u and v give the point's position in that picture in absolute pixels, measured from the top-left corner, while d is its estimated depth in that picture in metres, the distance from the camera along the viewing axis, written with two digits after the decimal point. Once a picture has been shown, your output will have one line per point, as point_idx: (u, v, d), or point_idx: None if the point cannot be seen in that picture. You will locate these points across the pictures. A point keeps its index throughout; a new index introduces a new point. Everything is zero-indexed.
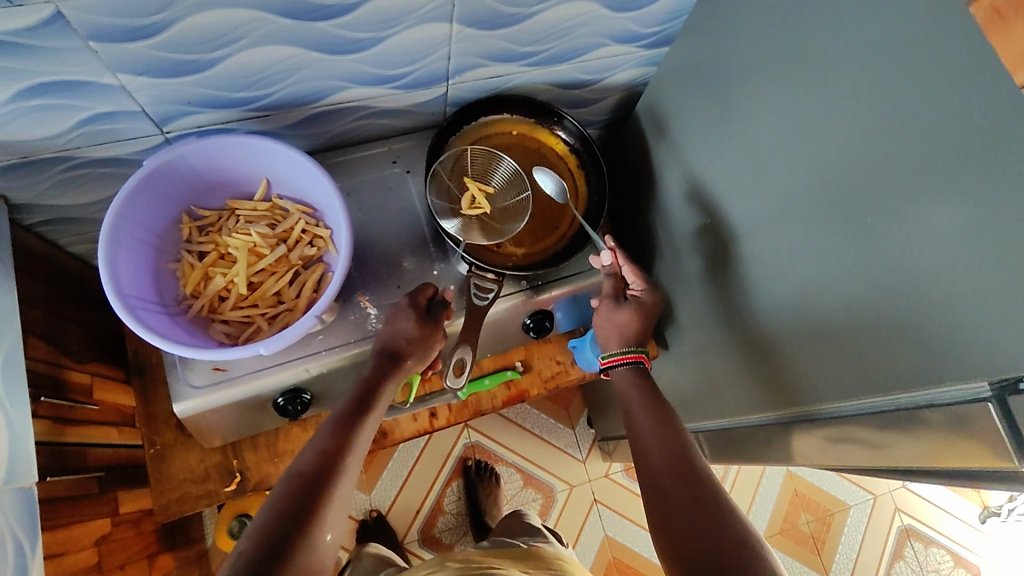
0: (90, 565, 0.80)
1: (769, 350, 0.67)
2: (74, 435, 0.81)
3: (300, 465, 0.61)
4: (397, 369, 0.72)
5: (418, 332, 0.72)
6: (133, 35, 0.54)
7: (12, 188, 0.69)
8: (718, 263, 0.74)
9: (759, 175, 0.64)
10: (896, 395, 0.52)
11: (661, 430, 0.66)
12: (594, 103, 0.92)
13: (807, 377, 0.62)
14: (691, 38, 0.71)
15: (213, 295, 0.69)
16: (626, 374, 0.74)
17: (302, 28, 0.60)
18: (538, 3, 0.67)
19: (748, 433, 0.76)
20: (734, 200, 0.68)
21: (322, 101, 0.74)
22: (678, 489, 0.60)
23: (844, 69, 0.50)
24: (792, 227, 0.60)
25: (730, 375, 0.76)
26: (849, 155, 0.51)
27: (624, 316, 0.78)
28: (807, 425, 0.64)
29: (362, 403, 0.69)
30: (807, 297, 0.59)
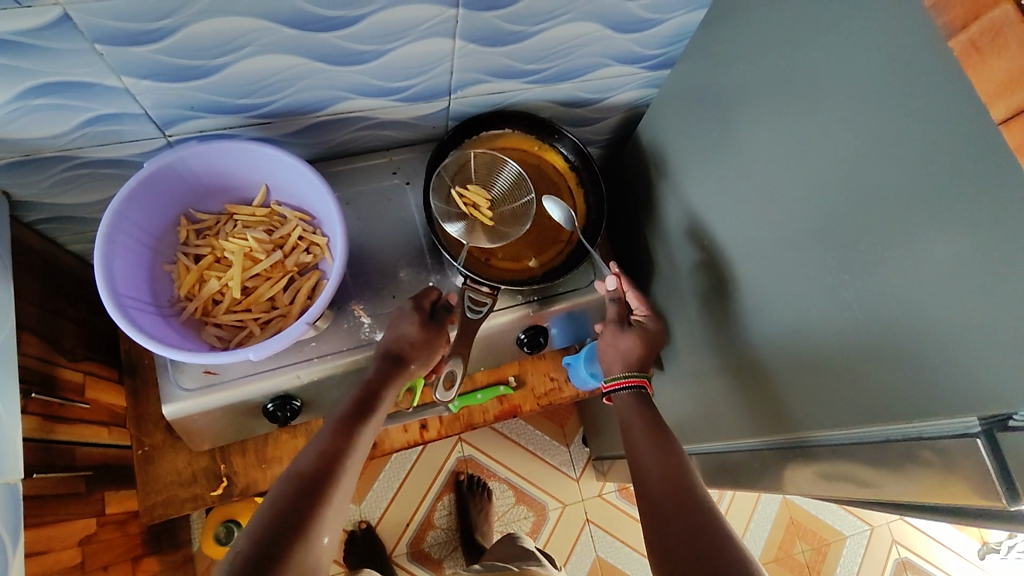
0: (73, 566, 0.80)
1: (762, 375, 0.67)
2: (63, 432, 0.81)
3: (299, 467, 0.61)
4: (401, 372, 0.72)
5: (420, 336, 0.73)
6: (139, 40, 0.55)
7: (13, 185, 0.70)
8: (715, 285, 0.74)
9: (753, 199, 0.64)
10: (885, 426, 0.52)
11: (661, 454, 0.66)
12: (596, 122, 0.93)
13: (798, 403, 0.61)
14: (689, 63, 0.72)
15: (207, 298, 0.69)
16: (628, 401, 0.74)
17: (306, 39, 0.61)
18: (541, 21, 0.68)
19: (742, 458, 0.75)
20: (729, 223, 0.69)
21: (324, 111, 0.74)
22: (676, 513, 0.59)
23: (835, 96, 0.50)
24: (783, 253, 0.60)
25: (724, 399, 0.76)
26: (841, 181, 0.51)
27: (625, 341, 0.78)
28: (797, 453, 0.64)
29: (363, 406, 0.68)
30: (801, 323, 0.59)
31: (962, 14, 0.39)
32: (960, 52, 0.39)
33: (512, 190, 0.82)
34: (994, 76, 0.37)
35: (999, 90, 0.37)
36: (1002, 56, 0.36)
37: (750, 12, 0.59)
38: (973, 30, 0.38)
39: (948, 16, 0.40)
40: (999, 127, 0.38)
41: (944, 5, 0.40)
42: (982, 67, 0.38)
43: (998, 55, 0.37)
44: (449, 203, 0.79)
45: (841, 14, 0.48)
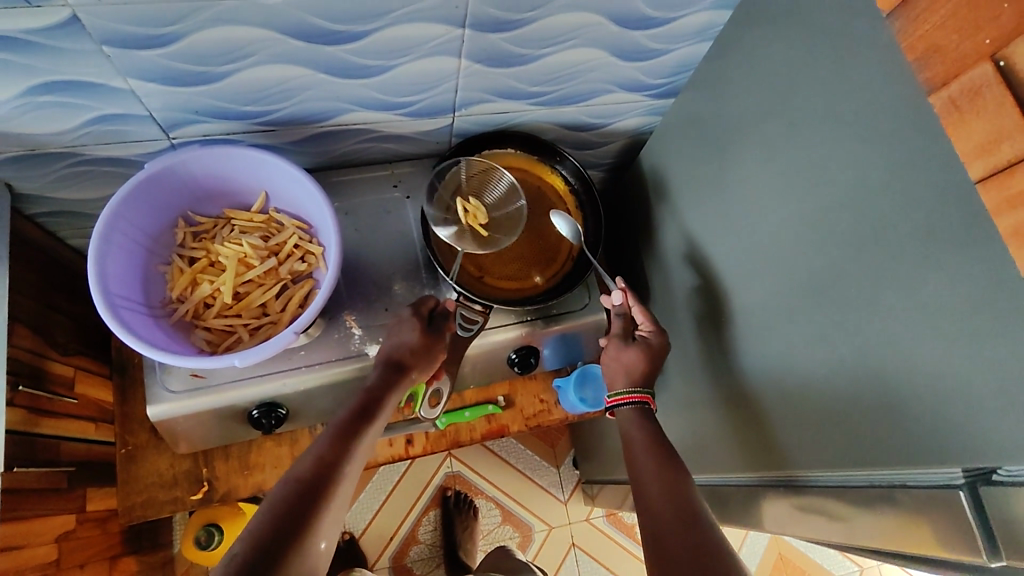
0: (47, 562, 0.79)
1: (752, 409, 0.66)
2: (48, 426, 0.81)
3: (296, 472, 0.60)
4: (401, 379, 0.71)
5: (421, 344, 0.72)
6: (146, 44, 0.56)
7: (18, 178, 0.72)
8: (708, 315, 0.74)
9: (747, 232, 0.64)
10: (871, 471, 0.51)
11: (661, 468, 0.64)
12: (599, 146, 0.94)
13: (787, 440, 0.61)
14: (691, 95, 0.73)
15: (199, 301, 0.69)
16: (630, 415, 0.72)
17: (314, 51, 0.62)
18: (547, 45, 0.68)
19: (730, 493, 0.74)
20: (725, 255, 0.69)
21: (328, 122, 0.75)
22: (677, 532, 0.58)
23: (821, 136, 0.51)
24: (775, 291, 0.60)
25: (714, 433, 0.75)
26: (830, 221, 0.51)
27: (630, 356, 0.75)
28: (782, 490, 0.63)
29: (364, 412, 0.68)
30: (790, 360, 0.59)
31: (942, 71, 0.40)
32: (940, 109, 0.40)
33: (506, 199, 0.82)
34: (973, 137, 0.38)
35: (978, 150, 0.38)
36: (980, 117, 0.37)
37: (747, 50, 0.60)
38: (953, 88, 0.39)
39: (929, 73, 0.41)
40: (978, 185, 0.38)
41: (926, 60, 0.41)
42: (960, 125, 0.39)
43: (977, 115, 0.38)
44: (448, 213, 0.79)
45: (831, 57, 0.49)
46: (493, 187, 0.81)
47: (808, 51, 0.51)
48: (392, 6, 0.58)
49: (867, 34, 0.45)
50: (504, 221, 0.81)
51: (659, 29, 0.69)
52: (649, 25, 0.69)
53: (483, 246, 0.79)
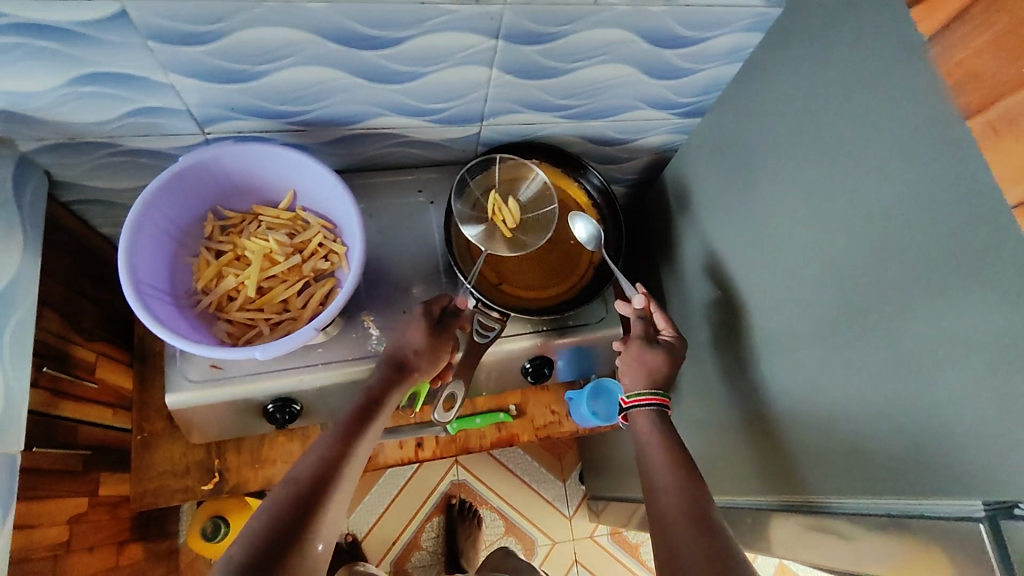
0: (58, 543, 0.80)
1: (769, 430, 0.66)
2: (68, 409, 0.82)
3: (296, 472, 0.61)
4: (404, 379, 0.72)
5: (425, 343, 0.72)
6: (189, 40, 0.57)
7: (56, 164, 0.74)
8: (727, 333, 0.73)
9: (770, 252, 0.64)
10: (889, 499, 0.51)
11: (676, 476, 0.64)
12: (622, 161, 0.94)
13: (804, 463, 0.60)
14: (717, 114, 0.73)
15: (223, 294, 0.70)
16: (648, 415, 0.71)
17: (351, 55, 0.63)
18: (579, 59, 0.69)
19: (739, 515, 0.74)
20: (747, 276, 0.69)
21: (358, 125, 0.76)
22: (690, 540, 0.57)
23: (850, 159, 0.51)
24: (797, 313, 0.60)
25: (729, 454, 0.75)
26: (855, 242, 0.51)
27: (654, 358, 0.73)
28: (794, 515, 0.62)
29: (365, 412, 0.68)
30: (810, 382, 0.58)
31: (979, 98, 0.41)
32: (977, 134, 0.41)
33: (537, 201, 0.83)
34: (1012, 161, 0.38)
35: (1016, 175, 0.38)
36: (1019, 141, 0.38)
37: (777, 73, 0.60)
38: (990, 114, 0.40)
39: (965, 100, 0.41)
40: (1015, 211, 0.39)
41: (961, 86, 0.42)
42: (998, 148, 0.39)
43: (1016, 139, 0.38)
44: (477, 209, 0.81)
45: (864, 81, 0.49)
46: (524, 187, 0.83)
47: (839, 75, 0.52)
48: (430, 14, 0.59)
49: (903, 61, 0.46)
50: (533, 223, 0.82)
51: (691, 48, 0.70)
52: (679, 44, 0.69)
53: (509, 248, 0.81)
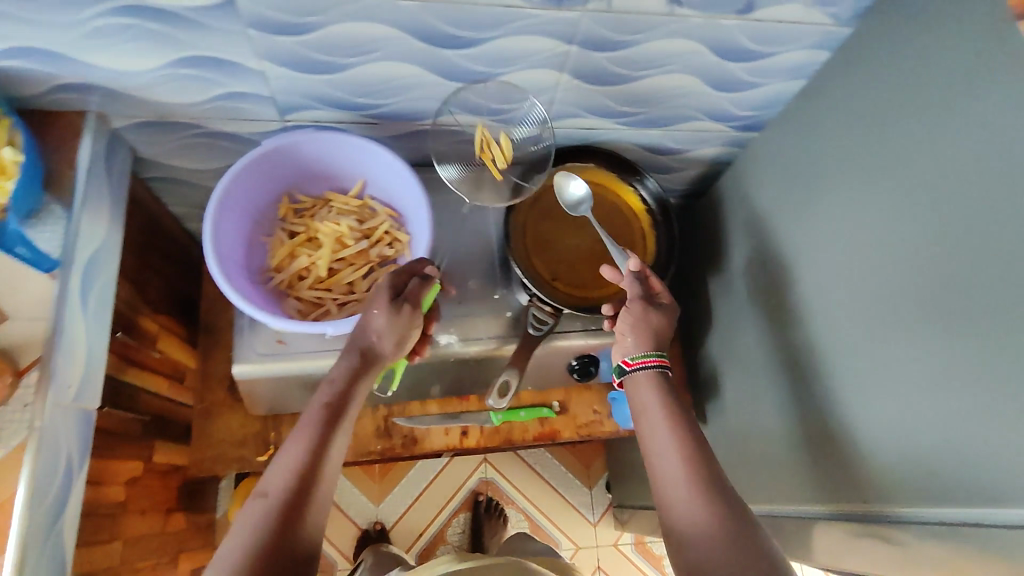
0: (118, 502, 0.83)
1: (840, 442, 0.68)
2: (133, 374, 0.87)
3: (266, 488, 0.56)
4: (373, 363, 0.66)
5: (389, 323, 0.65)
6: (286, 30, 0.61)
7: (144, 141, 0.78)
8: (797, 345, 0.76)
9: (852, 267, 0.67)
10: (957, 507, 0.53)
11: (694, 466, 0.60)
12: (675, 171, 0.96)
13: (872, 473, 0.63)
14: (795, 131, 0.77)
15: (294, 272, 0.74)
16: (646, 380, 0.68)
17: (432, 53, 0.66)
18: (646, 68, 0.72)
19: (794, 524, 0.76)
20: (823, 288, 0.71)
21: (427, 120, 0.80)
22: (717, 542, 0.55)
23: (954, 177, 0.54)
24: (879, 327, 0.63)
25: (792, 463, 0.77)
26: (950, 261, 0.54)
27: (658, 320, 0.72)
28: (859, 526, 0.65)
29: (336, 406, 0.62)
30: (891, 398, 0.61)
31: None
32: None
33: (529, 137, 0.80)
34: None
35: None
36: None
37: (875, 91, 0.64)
38: None
39: None
40: None
41: None
42: None
43: None
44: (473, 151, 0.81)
45: (975, 104, 0.53)
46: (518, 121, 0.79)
47: (949, 94, 0.55)
48: (514, 17, 0.62)
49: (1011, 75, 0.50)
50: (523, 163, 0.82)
51: (757, 62, 0.72)
52: (747, 58, 0.71)
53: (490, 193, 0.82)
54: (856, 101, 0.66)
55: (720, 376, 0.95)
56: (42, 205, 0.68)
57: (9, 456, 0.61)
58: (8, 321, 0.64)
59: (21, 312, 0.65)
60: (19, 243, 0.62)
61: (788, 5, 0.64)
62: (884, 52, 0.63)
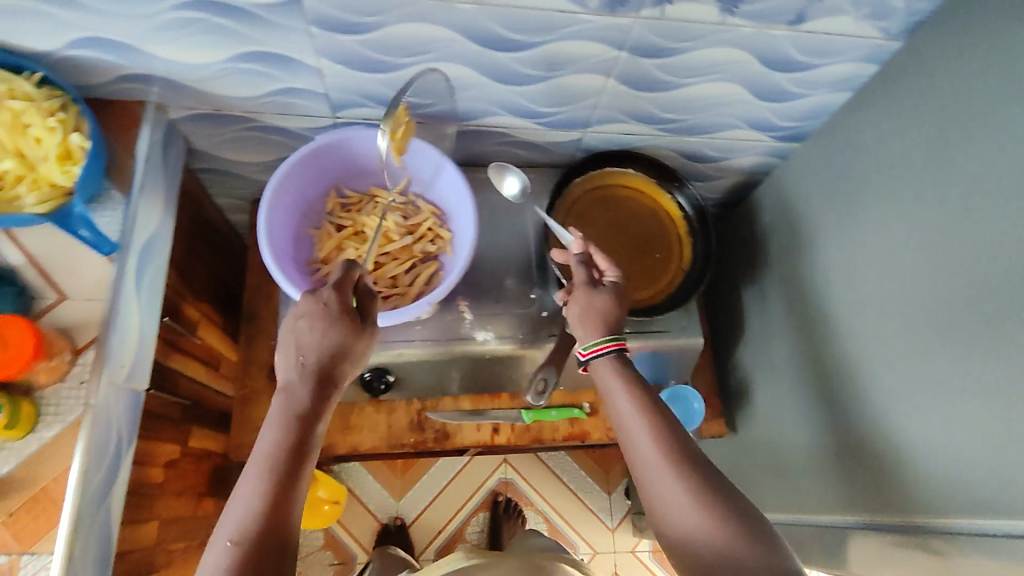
0: (156, 483, 0.85)
1: (879, 452, 0.69)
2: (175, 359, 0.89)
3: (229, 533, 0.52)
4: (331, 382, 0.60)
5: (344, 339, 0.59)
6: (346, 29, 0.63)
7: (199, 133, 0.81)
8: (838, 357, 0.77)
9: (896, 280, 0.68)
10: (1008, 520, 0.54)
11: (679, 468, 0.57)
12: (712, 180, 0.97)
13: (919, 485, 0.63)
14: (839, 144, 0.77)
15: (341, 264, 0.76)
16: (608, 365, 0.66)
17: (484, 54, 0.68)
18: (692, 76, 0.73)
19: (833, 534, 0.76)
20: (868, 299, 0.72)
21: (472, 121, 0.81)
22: (716, 548, 0.53)
23: (1008, 193, 0.54)
24: (926, 340, 0.63)
25: (832, 473, 0.77)
26: (1002, 276, 0.55)
27: (601, 303, 0.69)
28: (896, 536, 0.66)
29: (296, 433, 0.56)
30: (937, 409, 0.61)
31: None
32: None
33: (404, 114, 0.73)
34: None
35: None
36: None
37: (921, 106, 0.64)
38: None
39: None
40: None
41: None
42: None
43: None
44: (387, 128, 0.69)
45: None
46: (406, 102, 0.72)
47: (1004, 112, 0.55)
48: (566, 22, 0.63)
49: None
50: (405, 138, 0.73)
51: (802, 73, 0.73)
52: (793, 69, 0.72)
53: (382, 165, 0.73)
54: (904, 115, 0.67)
55: (753, 385, 0.96)
56: (103, 190, 0.70)
57: (65, 430, 0.63)
58: (68, 300, 0.67)
59: (80, 292, 0.67)
60: (83, 225, 0.64)
61: (838, 17, 0.65)
62: (933, 68, 0.63)
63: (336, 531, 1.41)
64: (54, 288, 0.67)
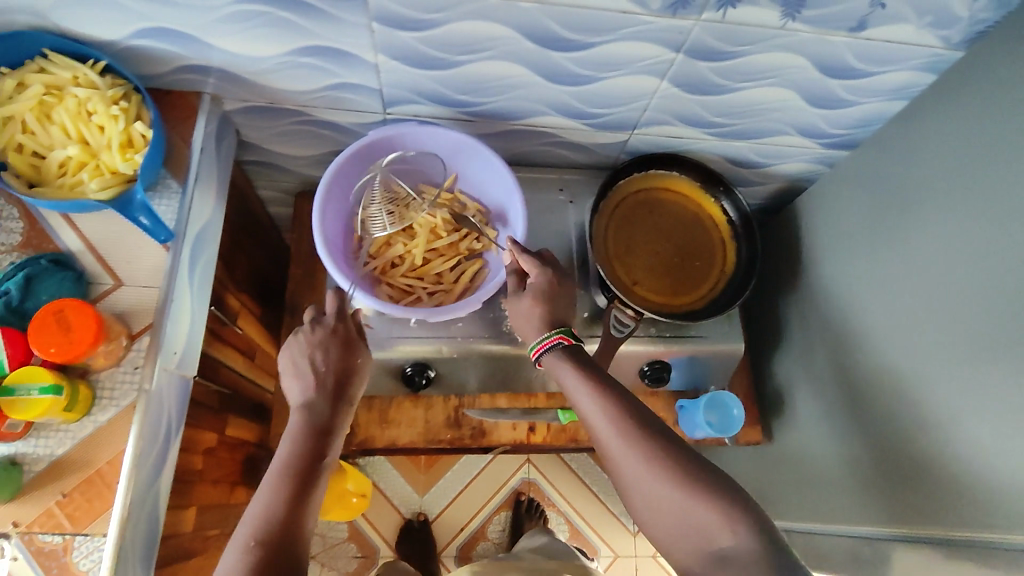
0: (195, 471, 0.85)
1: (927, 464, 0.69)
2: (216, 348, 0.89)
3: (247, 535, 0.56)
4: (341, 399, 0.67)
5: (344, 365, 0.68)
6: (408, 26, 0.63)
7: (250, 125, 0.82)
8: (885, 367, 0.76)
9: (951, 291, 0.67)
10: None
11: (633, 445, 0.59)
12: (754, 185, 0.97)
13: (980, 501, 0.62)
14: (891, 154, 0.76)
15: (388, 260, 0.76)
16: (556, 360, 0.66)
17: (541, 54, 0.68)
18: (747, 80, 0.73)
19: (883, 547, 0.75)
20: (920, 312, 0.71)
21: (520, 121, 0.82)
22: (683, 523, 0.56)
23: None
24: (986, 354, 0.62)
25: (880, 485, 0.77)
26: None
27: (524, 305, 0.70)
28: (954, 552, 0.65)
29: (309, 441, 0.62)
30: (994, 423, 0.61)
31: None
32: None
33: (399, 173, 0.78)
34: None
35: None
36: None
37: (984, 117, 0.63)
38: None
39: None
40: None
41: None
42: None
43: None
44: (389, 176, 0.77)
45: None
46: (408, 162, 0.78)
47: None
48: (626, 23, 0.63)
49: None
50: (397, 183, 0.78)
51: (858, 80, 0.73)
52: (849, 76, 0.72)
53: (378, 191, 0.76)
54: (963, 125, 0.66)
55: (790, 393, 0.95)
56: (160, 179, 0.71)
57: (120, 415, 0.64)
58: (125, 286, 0.68)
59: (135, 279, 0.68)
60: (143, 211, 0.65)
61: (901, 25, 0.64)
62: (998, 77, 0.63)
63: (360, 525, 1.42)
64: (111, 274, 0.68)
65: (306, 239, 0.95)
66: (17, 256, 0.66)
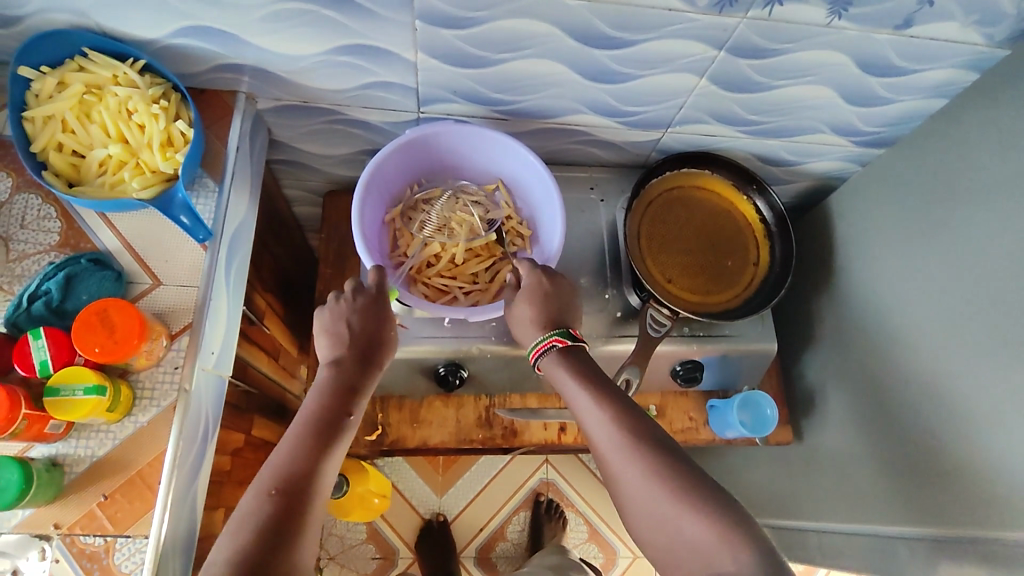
0: (222, 472, 0.84)
1: (964, 464, 0.68)
2: (243, 348, 0.89)
3: (266, 480, 0.54)
4: (370, 362, 0.66)
5: (372, 329, 0.67)
6: (452, 23, 0.63)
7: (282, 124, 0.81)
8: (919, 366, 0.75)
9: (991, 290, 0.66)
10: None
11: (630, 456, 0.58)
12: (783, 183, 0.97)
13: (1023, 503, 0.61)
14: (926, 152, 0.76)
15: (424, 259, 0.76)
16: (552, 362, 0.66)
17: (581, 52, 0.68)
18: (787, 78, 0.72)
19: (920, 548, 0.74)
20: (957, 311, 0.70)
21: (555, 119, 0.81)
22: (676, 541, 0.55)
23: None
24: None
25: (915, 485, 0.75)
26: None
27: (520, 309, 0.70)
28: (996, 554, 0.64)
29: (337, 401, 0.62)
30: None
31: None
32: None
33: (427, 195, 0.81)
34: None
35: None
36: None
37: None
38: None
39: None
40: None
41: None
42: None
43: None
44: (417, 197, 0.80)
45: None
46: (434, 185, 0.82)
47: None
48: (672, 21, 0.63)
49: None
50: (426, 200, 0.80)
51: (898, 78, 0.72)
52: (890, 74, 0.72)
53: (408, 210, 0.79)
54: (1006, 123, 0.66)
55: (821, 393, 0.94)
56: (197, 178, 0.71)
57: (160, 415, 0.64)
58: (163, 286, 0.67)
59: (173, 279, 0.68)
60: (183, 210, 0.65)
61: (946, 23, 0.64)
62: None
63: (379, 526, 1.41)
64: (150, 274, 0.68)
65: (335, 238, 0.94)
66: (54, 255, 0.66)
